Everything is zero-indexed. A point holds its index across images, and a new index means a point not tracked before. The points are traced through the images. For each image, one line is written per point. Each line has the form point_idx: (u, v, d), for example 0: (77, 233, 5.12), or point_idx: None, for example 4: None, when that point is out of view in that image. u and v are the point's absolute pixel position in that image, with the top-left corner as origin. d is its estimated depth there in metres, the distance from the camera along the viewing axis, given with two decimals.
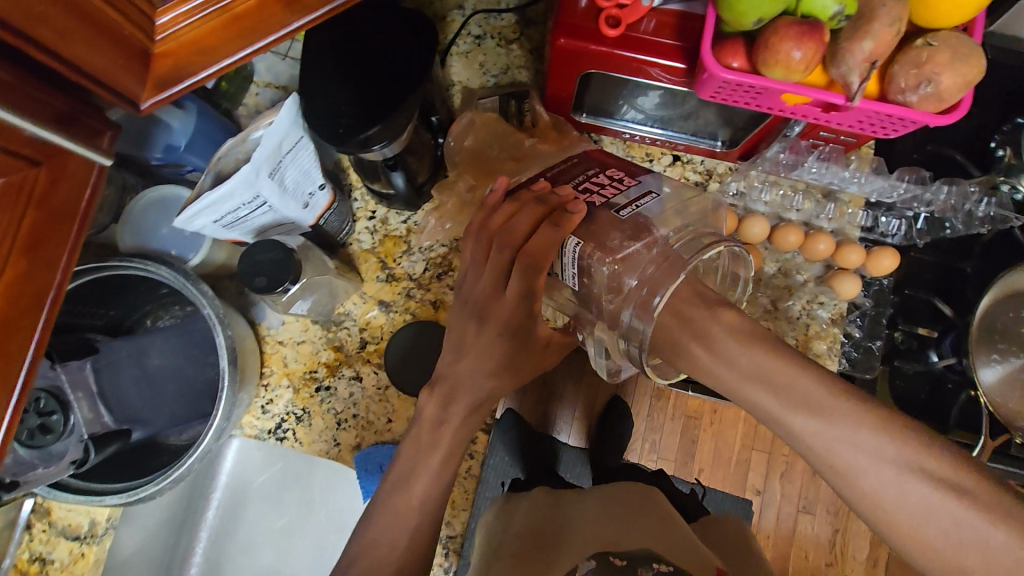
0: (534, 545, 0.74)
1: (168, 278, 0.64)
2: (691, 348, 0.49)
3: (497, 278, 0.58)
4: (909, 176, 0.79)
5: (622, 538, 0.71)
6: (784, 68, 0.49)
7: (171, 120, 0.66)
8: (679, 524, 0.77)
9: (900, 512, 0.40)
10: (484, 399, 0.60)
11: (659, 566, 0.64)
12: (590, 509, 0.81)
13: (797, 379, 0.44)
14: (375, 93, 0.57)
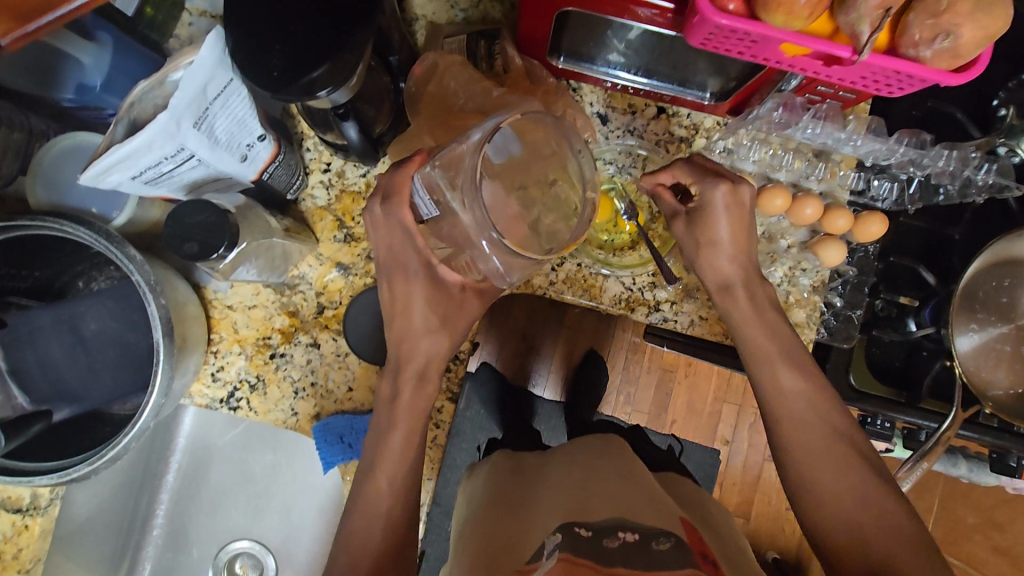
0: (497, 519, 0.70)
1: (89, 240, 0.57)
2: (738, 294, 0.64)
3: (388, 228, 0.59)
4: (909, 139, 0.74)
5: (587, 505, 0.65)
6: (785, 15, 0.44)
7: (81, 55, 0.58)
8: (646, 479, 0.75)
9: (800, 429, 0.59)
10: (423, 353, 0.62)
11: (624, 535, 0.57)
12: (555, 477, 0.76)
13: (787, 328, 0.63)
14: (313, 29, 0.49)
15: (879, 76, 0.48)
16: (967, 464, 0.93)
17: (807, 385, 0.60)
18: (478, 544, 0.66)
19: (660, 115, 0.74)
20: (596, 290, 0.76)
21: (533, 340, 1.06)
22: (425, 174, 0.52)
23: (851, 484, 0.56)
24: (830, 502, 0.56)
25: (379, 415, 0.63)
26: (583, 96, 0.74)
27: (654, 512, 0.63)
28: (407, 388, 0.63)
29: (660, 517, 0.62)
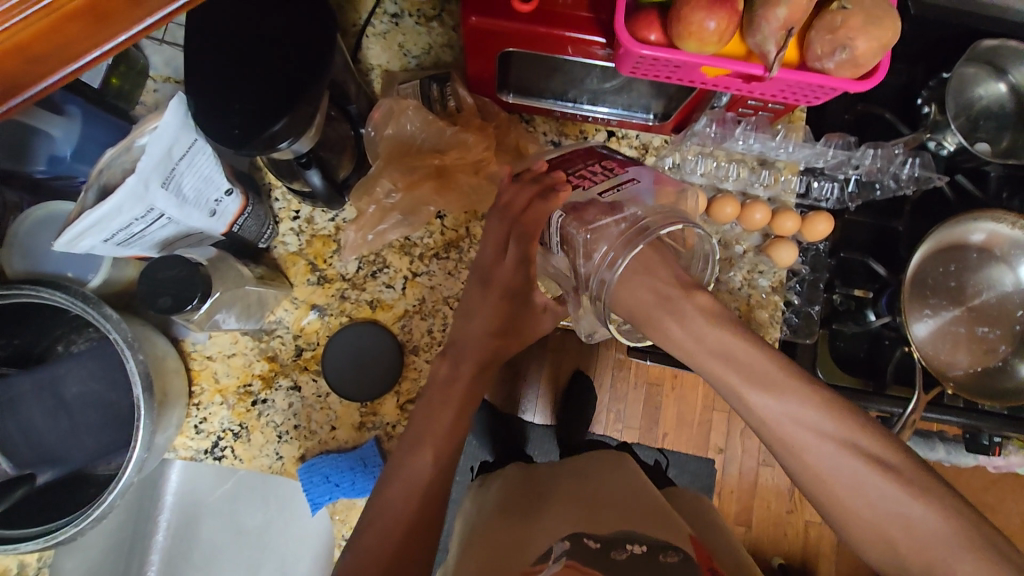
0: (508, 525, 0.71)
1: (66, 303, 0.58)
2: (667, 322, 0.49)
3: (497, 244, 0.61)
4: (836, 142, 0.79)
5: (596, 517, 0.67)
6: (698, 41, 0.47)
7: (51, 129, 0.61)
8: (649, 489, 0.76)
9: (838, 481, 0.45)
10: (488, 358, 0.63)
11: (633, 547, 0.59)
12: (566, 489, 0.78)
13: (753, 355, 0.47)
14: (272, 87, 0.52)
15: (795, 88, 0.52)
16: (944, 446, 0.96)
17: (793, 400, 0.46)
18: (487, 544, 0.67)
19: (611, 139, 0.79)
20: None
21: (524, 364, 1.09)
22: (565, 222, 0.54)
23: (880, 502, 0.44)
24: (857, 528, 0.45)
25: (430, 395, 0.61)
26: (536, 127, 0.79)
27: (660, 527, 0.65)
28: (465, 377, 0.61)
29: (670, 531, 0.63)
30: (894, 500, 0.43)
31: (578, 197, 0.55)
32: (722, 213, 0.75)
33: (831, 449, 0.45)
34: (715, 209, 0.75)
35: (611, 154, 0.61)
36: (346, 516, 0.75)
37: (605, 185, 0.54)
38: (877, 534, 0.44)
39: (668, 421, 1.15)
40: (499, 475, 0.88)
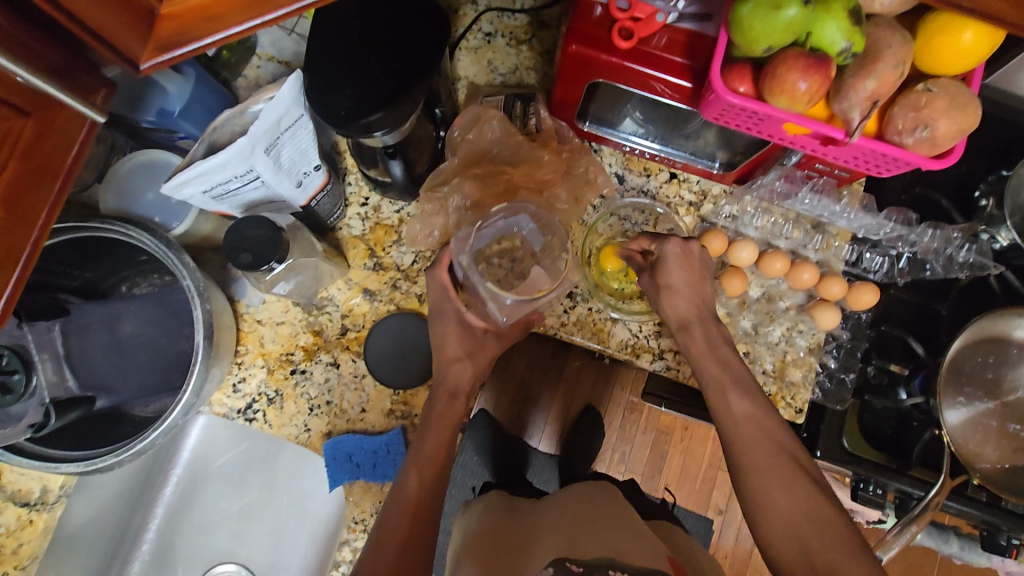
0: (497, 547, 0.71)
1: (150, 245, 0.62)
2: (698, 328, 0.70)
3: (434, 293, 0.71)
4: (897, 217, 0.81)
5: (580, 542, 0.66)
6: (788, 98, 0.50)
7: (168, 84, 0.65)
8: (630, 515, 0.77)
9: (768, 478, 0.59)
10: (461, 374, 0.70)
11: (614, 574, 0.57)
12: (554, 520, 0.77)
13: (739, 372, 0.67)
14: (380, 79, 0.56)
15: (868, 158, 0.55)
16: (958, 542, 0.95)
17: (755, 410, 0.64)
18: (475, 566, 0.66)
19: (672, 180, 0.82)
20: (604, 334, 0.80)
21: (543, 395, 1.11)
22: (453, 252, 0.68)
23: (802, 506, 0.57)
24: (777, 523, 0.57)
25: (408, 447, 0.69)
26: (603, 157, 0.82)
27: (643, 549, 0.64)
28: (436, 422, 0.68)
29: (647, 552, 0.64)
30: (812, 506, 0.56)
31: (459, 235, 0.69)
32: (732, 287, 0.78)
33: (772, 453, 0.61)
34: (725, 282, 0.78)
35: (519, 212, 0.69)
36: (360, 500, 0.76)
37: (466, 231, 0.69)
38: (789, 526, 0.56)
39: (671, 472, 1.17)
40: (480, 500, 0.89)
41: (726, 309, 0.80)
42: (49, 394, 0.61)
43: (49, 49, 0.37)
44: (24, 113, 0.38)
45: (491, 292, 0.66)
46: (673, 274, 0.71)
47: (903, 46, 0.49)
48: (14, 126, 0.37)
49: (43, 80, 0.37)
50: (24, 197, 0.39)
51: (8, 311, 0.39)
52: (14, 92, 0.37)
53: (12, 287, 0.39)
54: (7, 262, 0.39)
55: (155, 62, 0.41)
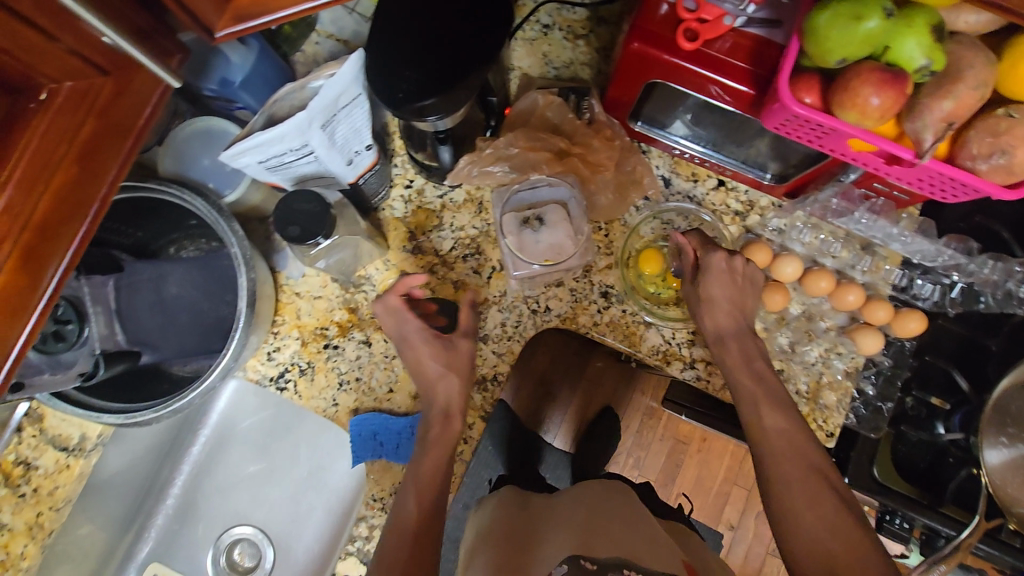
0: (509, 539, 0.71)
1: (203, 210, 0.64)
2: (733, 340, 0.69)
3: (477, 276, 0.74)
4: (956, 244, 0.79)
5: (596, 540, 0.66)
6: (858, 113, 0.48)
7: (232, 54, 0.66)
8: (645, 518, 0.76)
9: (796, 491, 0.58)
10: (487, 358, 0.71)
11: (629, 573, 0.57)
12: (568, 516, 0.76)
13: (773, 386, 0.66)
14: (439, 64, 0.56)
15: (935, 181, 0.52)
16: None
17: (789, 427, 0.62)
18: (489, 555, 0.66)
19: (719, 187, 0.81)
20: (636, 338, 0.79)
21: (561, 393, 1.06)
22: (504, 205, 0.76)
23: (827, 521, 0.56)
24: (805, 542, 0.56)
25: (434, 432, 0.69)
26: (651, 159, 0.81)
27: (660, 554, 0.64)
28: None
29: (665, 558, 0.63)
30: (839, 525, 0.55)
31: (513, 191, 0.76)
32: (773, 301, 0.76)
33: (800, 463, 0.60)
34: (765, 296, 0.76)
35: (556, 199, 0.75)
36: (380, 479, 0.77)
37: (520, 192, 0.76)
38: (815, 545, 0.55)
39: (685, 482, 1.16)
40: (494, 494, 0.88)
41: (764, 324, 0.79)
42: (100, 346, 0.64)
43: (134, 12, 0.39)
44: (104, 73, 0.39)
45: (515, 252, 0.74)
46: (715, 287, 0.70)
47: (987, 68, 0.46)
48: (93, 85, 0.39)
49: (126, 42, 0.39)
50: (100, 153, 0.40)
51: (72, 264, 0.40)
52: (97, 52, 0.38)
53: (78, 243, 0.40)
54: (75, 217, 0.40)
55: (229, 32, 0.42)
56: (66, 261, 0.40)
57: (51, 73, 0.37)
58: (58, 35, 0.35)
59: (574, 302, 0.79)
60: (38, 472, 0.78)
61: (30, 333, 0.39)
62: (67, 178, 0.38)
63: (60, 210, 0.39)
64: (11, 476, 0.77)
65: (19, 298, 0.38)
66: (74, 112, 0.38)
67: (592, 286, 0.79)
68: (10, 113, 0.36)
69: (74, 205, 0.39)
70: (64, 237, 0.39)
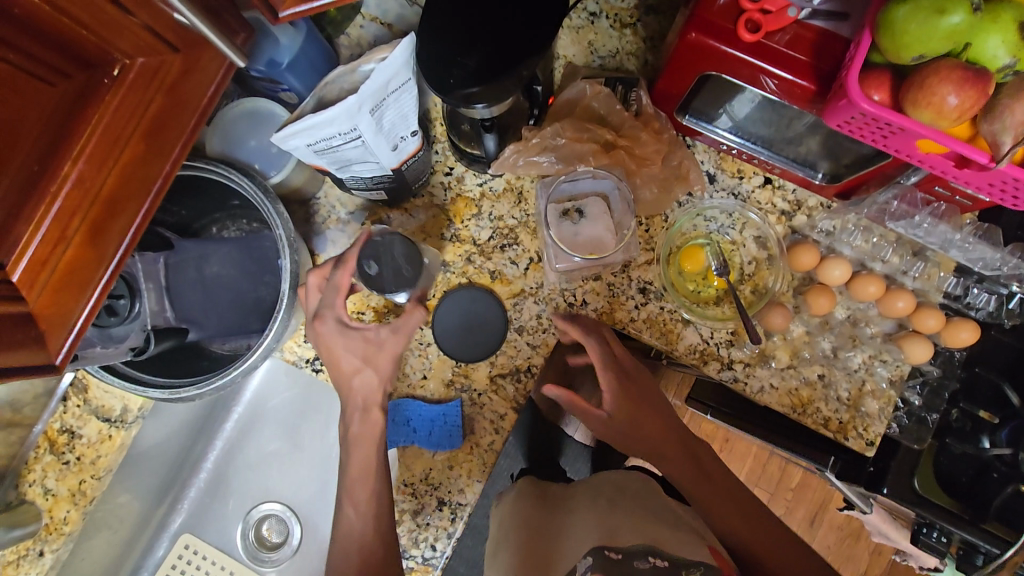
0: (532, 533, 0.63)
1: (249, 190, 0.64)
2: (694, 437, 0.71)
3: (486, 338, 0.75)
4: (1022, 253, 0.74)
5: (619, 525, 0.60)
6: (934, 112, 0.46)
7: (280, 34, 0.65)
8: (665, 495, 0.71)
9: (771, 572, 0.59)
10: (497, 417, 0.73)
11: (655, 560, 0.53)
12: (592, 498, 0.69)
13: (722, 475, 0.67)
14: (493, 50, 0.55)
15: (1008, 187, 0.50)
16: None
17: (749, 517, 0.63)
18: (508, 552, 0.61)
19: (765, 185, 0.79)
20: (673, 336, 0.77)
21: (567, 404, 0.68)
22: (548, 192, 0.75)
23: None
24: None
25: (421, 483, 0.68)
26: (696, 153, 0.79)
27: (685, 534, 0.59)
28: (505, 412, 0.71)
29: (692, 540, 0.58)
30: None
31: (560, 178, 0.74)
32: (818, 304, 0.75)
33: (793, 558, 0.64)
34: (811, 299, 0.75)
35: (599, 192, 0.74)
36: (412, 466, 0.76)
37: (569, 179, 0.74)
38: None
39: None
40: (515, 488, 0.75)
41: (808, 328, 0.77)
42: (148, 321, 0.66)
43: None
44: (174, 50, 0.45)
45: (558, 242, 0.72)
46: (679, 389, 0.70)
47: None
48: (164, 61, 0.45)
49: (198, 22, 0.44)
50: (163, 133, 0.46)
51: (138, 232, 0.47)
52: (168, 30, 0.43)
53: (141, 218, 0.47)
54: (140, 191, 0.46)
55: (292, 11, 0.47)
56: (133, 230, 0.47)
57: (126, 49, 0.42)
58: (134, 11, 0.40)
59: (611, 296, 0.78)
60: (81, 441, 0.78)
61: (95, 299, 0.47)
62: (133, 156, 0.45)
63: (127, 185, 0.45)
64: (56, 444, 0.78)
65: (89, 267, 0.45)
66: (143, 87, 0.44)
67: (629, 281, 0.78)
68: (87, 88, 0.41)
69: (140, 181, 0.46)
70: (131, 206, 0.46)
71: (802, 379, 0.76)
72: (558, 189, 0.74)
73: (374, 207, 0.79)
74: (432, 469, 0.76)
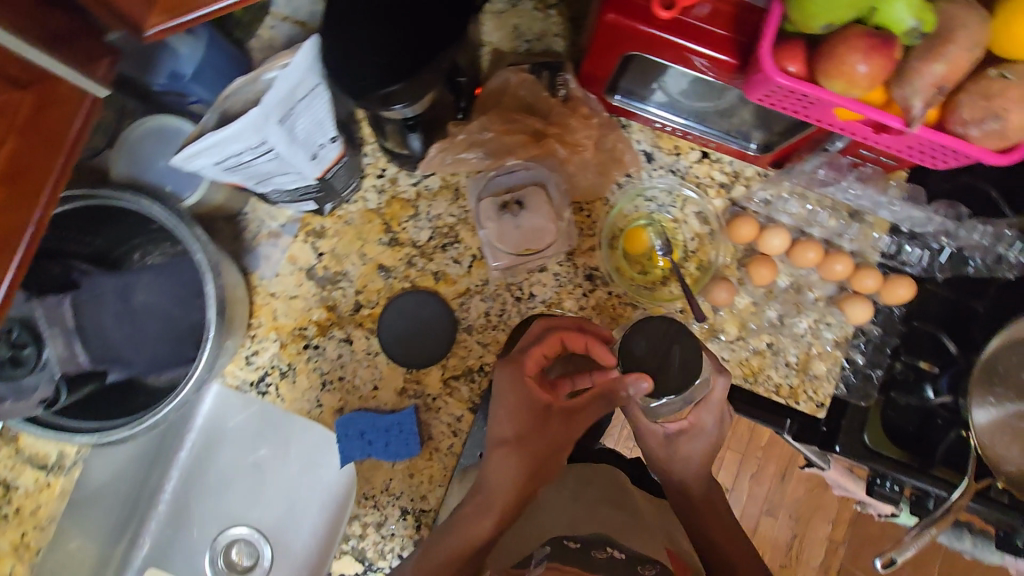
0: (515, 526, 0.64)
1: (161, 215, 0.60)
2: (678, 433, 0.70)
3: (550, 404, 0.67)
4: (945, 211, 0.78)
5: (579, 520, 0.62)
6: (846, 82, 0.46)
7: (179, 45, 0.62)
8: (631, 497, 0.72)
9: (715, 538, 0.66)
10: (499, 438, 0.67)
11: (614, 551, 0.55)
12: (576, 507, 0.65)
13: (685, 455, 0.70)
14: (401, 47, 0.52)
15: (927, 149, 0.50)
16: (972, 539, 0.94)
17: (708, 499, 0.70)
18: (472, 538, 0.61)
19: (703, 160, 0.78)
20: (624, 320, 0.77)
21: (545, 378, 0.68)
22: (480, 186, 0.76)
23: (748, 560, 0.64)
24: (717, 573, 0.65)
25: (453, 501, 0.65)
26: (631, 133, 0.78)
27: (641, 535, 0.61)
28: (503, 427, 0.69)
29: (648, 539, 0.61)
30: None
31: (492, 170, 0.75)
32: (761, 275, 0.75)
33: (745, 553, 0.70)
34: (753, 271, 0.76)
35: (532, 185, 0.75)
36: (372, 477, 0.75)
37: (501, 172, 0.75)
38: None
39: None
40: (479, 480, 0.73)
41: (753, 299, 0.78)
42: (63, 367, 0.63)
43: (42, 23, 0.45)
44: (25, 87, 0.45)
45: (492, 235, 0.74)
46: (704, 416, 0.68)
47: (980, 27, 0.44)
48: (17, 100, 0.45)
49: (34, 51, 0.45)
50: (27, 174, 0.46)
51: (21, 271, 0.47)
52: (13, 67, 0.44)
53: (21, 255, 0.47)
54: (15, 231, 0.46)
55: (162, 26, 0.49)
56: (14, 269, 0.47)
57: None
58: None
59: (558, 286, 0.77)
60: (19, 492, 0.77)
61: None
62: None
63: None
64: None
65: None
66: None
67: (575, 269, 0.77)
68: None
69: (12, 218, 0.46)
70: (10, 246, 0.46)
71: (750, 349, 0.77)
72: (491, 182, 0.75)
73: (305, 217, 0.76)
74: (392, 479, 0.75)
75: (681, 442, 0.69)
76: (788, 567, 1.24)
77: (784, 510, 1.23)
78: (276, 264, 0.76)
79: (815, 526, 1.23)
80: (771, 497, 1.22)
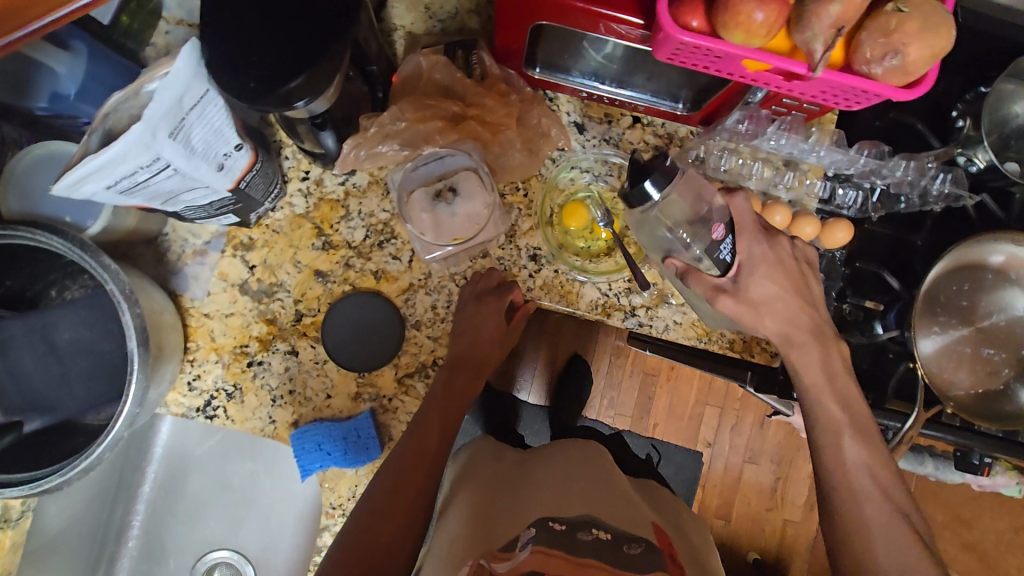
0: (500, 497, 0.71)
1: (62, 249, 0.57)
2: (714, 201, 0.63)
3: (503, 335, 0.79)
4: (870, 150, 0.78)
5: (564, 501, 0.64)
6: (745, 32, 0.45)
7: (56, 64, 0.59)
8: (615, 479, 0.75)
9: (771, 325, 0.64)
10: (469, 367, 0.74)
11: (599, 532, 0.56)
12: (550, 477, 0.72)
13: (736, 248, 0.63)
14: (288, 41, 0.49)
15: (838, 92, 0.50)
16: (934, 462, 0.97)
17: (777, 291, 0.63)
18: (466, 520, 0.65)
19: (634, 125, 0.77)
20: (573, 296, 0.76)
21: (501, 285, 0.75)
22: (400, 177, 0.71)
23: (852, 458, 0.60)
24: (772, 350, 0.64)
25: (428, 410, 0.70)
26: (559, 106, 0.76)
27: (627, 516, 0.63)
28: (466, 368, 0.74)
29: (635, 519, 0.62)
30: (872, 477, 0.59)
31: (413, 158, 0.70)
32: None
33: (837, 403, 0.62)
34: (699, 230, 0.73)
35: (450, 162, 0.69)
36: (337, 486, 0.74)
37: (420, 162, 0.70)
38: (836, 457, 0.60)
39: (659, 412, 1.23)
40: (465, 451, 0.84)
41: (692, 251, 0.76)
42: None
43: None
44: None
45: (419, 230, 0.69)
46: (762, 285, 0.63)
47: None
48: None
49: None
50: None
51: None
52: None
53: None
54: None
55: None
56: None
57: None
58: None
59: (503, 270, 0.76)
60: None
61: None
62: None
63: None
64: None
65: None
66: None
67: (518, 251, 0.76)
68: None
69: None
70: None
71: None
72: (411, 167, 0.70)
73: (231, 230, 0.73)
74: (357, 485, 0.74)
75: (751, 284, 0.63)
76: (774, 511, 1.27)
77: (765, 458, 1.26)
78: (206, 283, 0.74)
79: (796, 468, 1.26)
80: (752, 446, 1.25)
